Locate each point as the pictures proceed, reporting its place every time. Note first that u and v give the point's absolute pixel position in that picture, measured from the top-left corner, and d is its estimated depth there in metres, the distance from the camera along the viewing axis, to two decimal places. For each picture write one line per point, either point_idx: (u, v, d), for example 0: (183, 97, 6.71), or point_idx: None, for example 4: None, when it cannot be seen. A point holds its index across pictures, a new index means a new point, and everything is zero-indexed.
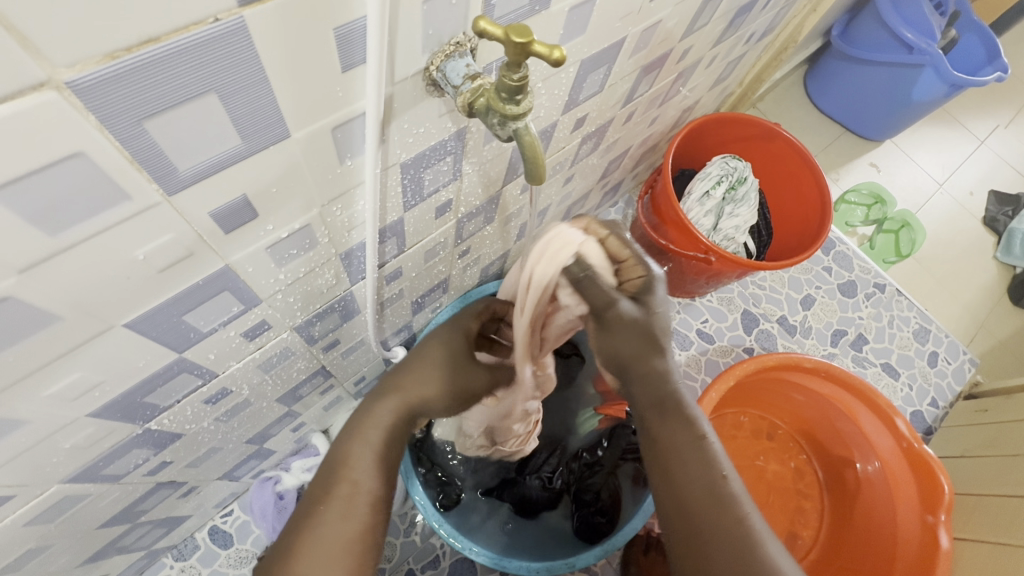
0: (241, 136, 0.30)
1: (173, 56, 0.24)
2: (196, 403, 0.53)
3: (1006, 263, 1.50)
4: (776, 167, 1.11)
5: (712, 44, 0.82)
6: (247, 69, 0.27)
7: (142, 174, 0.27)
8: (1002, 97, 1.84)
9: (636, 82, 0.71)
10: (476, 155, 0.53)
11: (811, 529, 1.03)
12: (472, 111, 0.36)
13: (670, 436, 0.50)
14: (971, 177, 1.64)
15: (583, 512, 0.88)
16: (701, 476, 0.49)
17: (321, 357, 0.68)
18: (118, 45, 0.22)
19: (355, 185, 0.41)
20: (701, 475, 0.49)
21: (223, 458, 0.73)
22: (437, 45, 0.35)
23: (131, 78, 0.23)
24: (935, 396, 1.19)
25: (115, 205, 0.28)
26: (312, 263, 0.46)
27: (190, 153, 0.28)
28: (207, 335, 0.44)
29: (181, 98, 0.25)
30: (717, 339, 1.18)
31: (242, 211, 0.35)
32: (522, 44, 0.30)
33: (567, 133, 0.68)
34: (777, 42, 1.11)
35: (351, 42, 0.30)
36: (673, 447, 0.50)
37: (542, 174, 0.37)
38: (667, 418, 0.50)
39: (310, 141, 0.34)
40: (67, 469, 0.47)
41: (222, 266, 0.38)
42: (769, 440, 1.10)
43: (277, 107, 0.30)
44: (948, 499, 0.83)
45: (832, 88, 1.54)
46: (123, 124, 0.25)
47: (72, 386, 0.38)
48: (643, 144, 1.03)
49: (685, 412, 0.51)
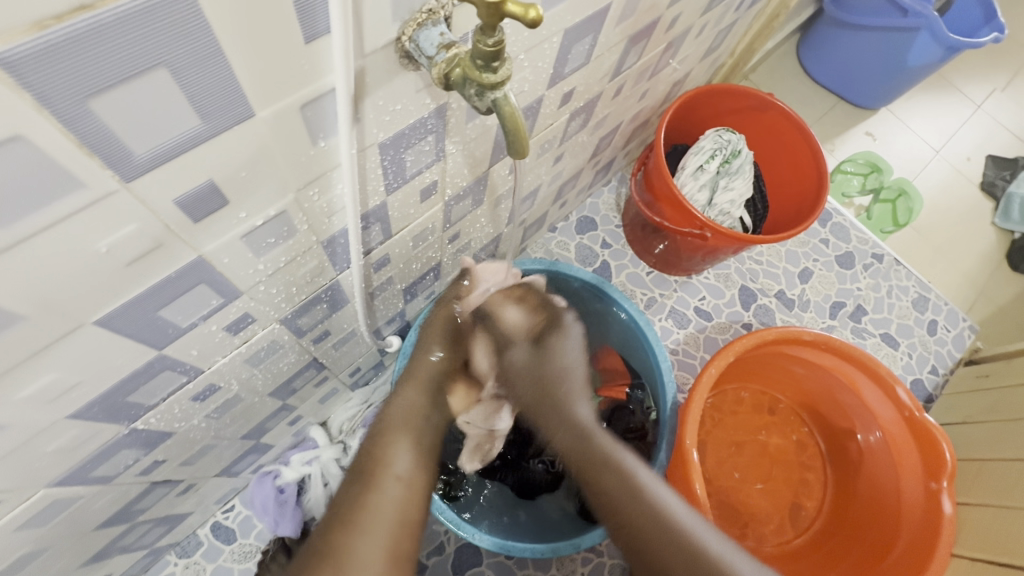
0: (200, 115, 0.28)
1: (113, 26, 0.22)
2: (184, 400, 0.51)
3: (1004, 228, 1.48)
4: (770, 138, 1.09)
5: (701, 12, 0.80)
6: (200, 40, 0.25)
7: (94, 159, 0.25)
8: (998, 59, 1.81)
9: (623, 54, 0.69)
10: (459, 134, 0.51)
11: (814, 500, 1.04)
12: (448, 83, 0.34)
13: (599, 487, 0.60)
14: (968, 143, 1.62)
15: (584, 493, 0.88)
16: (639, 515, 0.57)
17: (312, 349, 0.66)
18: (47, 13, 0.20)
19: (332, 168, 0.40)
20: (637, 508, 0.57)
21: (220, 454, 0.72)
22: (408, 12, 0.33)
23: (69, 50, 0.21)
24: (935, 364, 1.19)
25: (67, 194, 0.26)
26: (293, 252, 0.45)
27: (145, 136, 0.26)
28: (187, 330, 0.42)
29: (129, 73, 0.23)
30: (715, 316, 1.17)
31: (210, 198, 0.33)
32: (496, 5, 0.28)
33: (554, 109, 0.66)
34: (768, 9, 1.07)
35: (313, 9, 0.28)
36: (606, 481, 0.60)
37: (526, 147, 0.35)
38: (593, 465, 0.61)
39: (278, 120, 0.32)
40: (54, 472, 0.46)
41: (196, 258, 0.36)
42: (771, 414, 1.10)
43: (237, 83, 0.28)
44: (951, 466, 0.83)
45: (824, 57, 1.52)
46: (66, 104, 0.23)
47: (46, 388, 0.36)
48: (635, 119, 1.01)
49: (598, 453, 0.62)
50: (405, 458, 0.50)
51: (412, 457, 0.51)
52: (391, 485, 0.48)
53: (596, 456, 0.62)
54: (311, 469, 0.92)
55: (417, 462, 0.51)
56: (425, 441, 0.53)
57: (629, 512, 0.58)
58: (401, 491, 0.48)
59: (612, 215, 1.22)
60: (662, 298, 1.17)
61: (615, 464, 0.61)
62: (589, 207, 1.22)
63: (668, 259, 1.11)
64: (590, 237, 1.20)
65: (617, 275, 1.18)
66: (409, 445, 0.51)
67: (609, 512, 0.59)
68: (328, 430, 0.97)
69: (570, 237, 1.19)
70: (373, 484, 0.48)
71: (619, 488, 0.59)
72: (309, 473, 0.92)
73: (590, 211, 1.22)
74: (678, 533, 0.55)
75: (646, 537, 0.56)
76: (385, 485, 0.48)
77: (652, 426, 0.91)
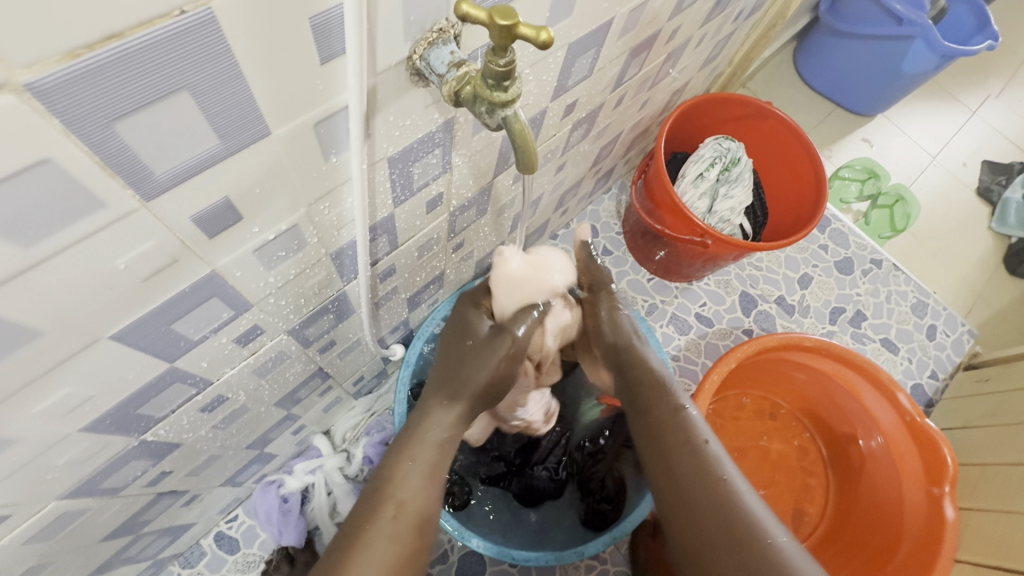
0: (219, 135, 0.28)
1: (139, 52, 0.22)
2: (192, 412, 0.52)
3: (1001, 233, 1.49)
4: (769, 146, 1.10)
5: (701, 23, 0.81)
6: (221, 64, 0.25)
7: (116, 179, 0.26)
8: (992, 65, 1.83)
9: (625, 65, 0.70)
10: (466, 146, 0.52)
11: (817, 505, 1.04)
12: (459, 100, 0.34)
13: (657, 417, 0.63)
14: (964, 148, 1.63)
15: (589, 500, 0.87)
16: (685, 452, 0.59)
17: (317, 359, 0.67)
18: (78, 42, 0.20)
19: (342, 182, 0.40)
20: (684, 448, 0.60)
21: (225, 464, 0.73)
22: (419, 32, 0.34)
23: (98, 75, 0.22)
24: (935, 368, 1.20)
25: (89, 214, 0.26)
26: (302, 264, 0.45)
27: (165, 156, 0.27)
28: (198, 342, 0.43)
29: (152, 97, 0.24)
30: (716, 322, 1.18)
31: (225, 214, 0.33)
32: (508, 27, 0.29)
33: (557, 120, 0.66)
34: (766, 19, 1.09)
35: (329, 31, 0.28)
36: (672, 449, 0.60)
37: (535, 162, 0.36)
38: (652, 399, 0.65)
39: (292, 138, 0.33)
40: (64, 485, 0.46)
41: (209, 272, 0.37)
42: (773, 420, 1.10)
43: (255, 104, 0.28)
44: (953, 471, 0.83)
45: (821, 65, 1.53)
46: (92, 127, 0.23)
47: (60, 403, 0.37)
48: (635, 128, 1.02)
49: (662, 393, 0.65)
50: (410, 487, 0.53)
51: (418, 486, 0.54)
52: (400, 525, 0.51)
53: (669, 424, 0.62)
54: (314, 479, 0.92)
55: (424, 494, 0.54)
56: (432, 470, 0.55)
57: (689, 483, 0.57)
58: (407, 527, 0.51)
59: (612, 222, 1.23)
60: (663, 304, 1.18)
61: (688, 433, 0.61)
62: (590, 215, 1.23)
63: (669, 266, 1.12)
64: (591, 244, 1.21)
65: (618, 282, 1.18)
66: (416, 475, 0.54)
67: (668, 478, 0.59)
68: (331, 438, 0.97)
69: (571, 245, 1.20)
70: (390, 522, 0.51)
71: (685, 456, 0.59)
72: (313, 483, 0.92)
73: (590, 219, 1.23)
74: (734, 511, 0.54)
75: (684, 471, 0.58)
76: (399, 527, 0.51)
77: None
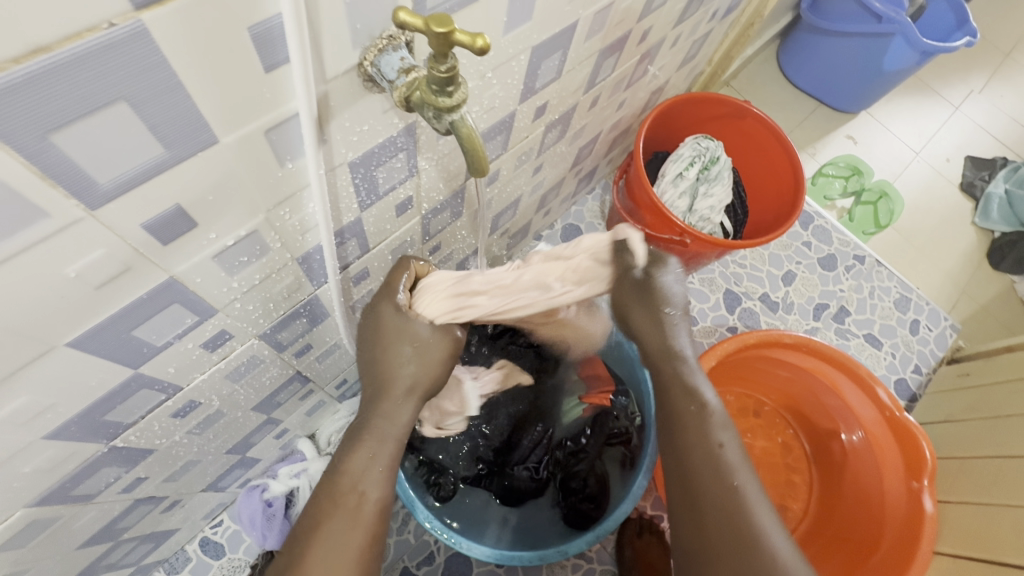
0: (163, 144, 0.29)
1: (69, 65, 0.23)
2: (163, 417, 0.52)
3: (985, 228, 1.51)
4: (748, 144, 1.11)
5: (674, 23, 0.81)
6: (157, 74, 0.26)
7: (58, 190, 0.26)
8: (974, 61, 1.85)
9: (597, 66, 0.70)
10: (432, 150, 0.52)
11: (801, 502, 1.05)
12: (409, 105, 0.35)
13: (673, 406, 0.59)
14: (948, 144, 1.64)
15: (571, 499, 0.88)
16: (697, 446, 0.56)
17: (294, 363, 0.67)
18: (4, 56, 0.21)
19: (302, 188, 0.41)
20: (699, 441, 0.56)
21: (204, 469, 0.73)
22: (368, 39, 0.34)
23: (29, 89, 0.22)
24: (918, 363, 1.21)
25: (33, 223, 0.27)
26: (267, 269, 0.46)
27: (108, 166, 0.27)
28: (163, 349, 0.43)
29: (87, 108, 0.24)
30: (701, 320, 1.19)
31: (178, 221, 0.34)
32: (444, 34, 0.29)
33: (529, 122, 0.67)
34: (743, 19, 1.10)
35: (271, 41, 0.29)
36: (688, 445, 0.57)
37: (485, 166, 0.36)
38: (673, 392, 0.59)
39: (243, 145, 0.33)
40: (32, 493, 0.46)
41: (167, 279, 0.37)
42: (756, 417, 1.11)
43: (198, 112, 0.29)
44: (931, 465, 0.84)
45: (804, 63, 1.54)
46: (26, 140, 0.24)
47: (20, 410, 0.37)
48: (615, 128, 1.03)
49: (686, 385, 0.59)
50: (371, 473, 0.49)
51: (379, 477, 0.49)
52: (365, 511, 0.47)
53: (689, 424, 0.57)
54: (298, 482, 0.93)
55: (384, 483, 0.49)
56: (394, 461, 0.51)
57: (700, 489, 0.54)
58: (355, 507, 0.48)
59: (596, 222, 1.24)
60: None
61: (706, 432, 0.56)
62: (574, 215, 1.24)
63: None
64: None
65: None
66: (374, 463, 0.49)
67: (680, 472, 0.56)
68: (315, 442, 0.97)
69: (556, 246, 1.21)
70: (347, 510, 0.47)
71: (702, 456, 0.56)
72: (297, 486, 0.93)
73: (575, 219, 1.24)
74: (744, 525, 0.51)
75: (694, 470, 0.55)
76: (360, 516, 0.47)
77: (637, 430, 0.90)
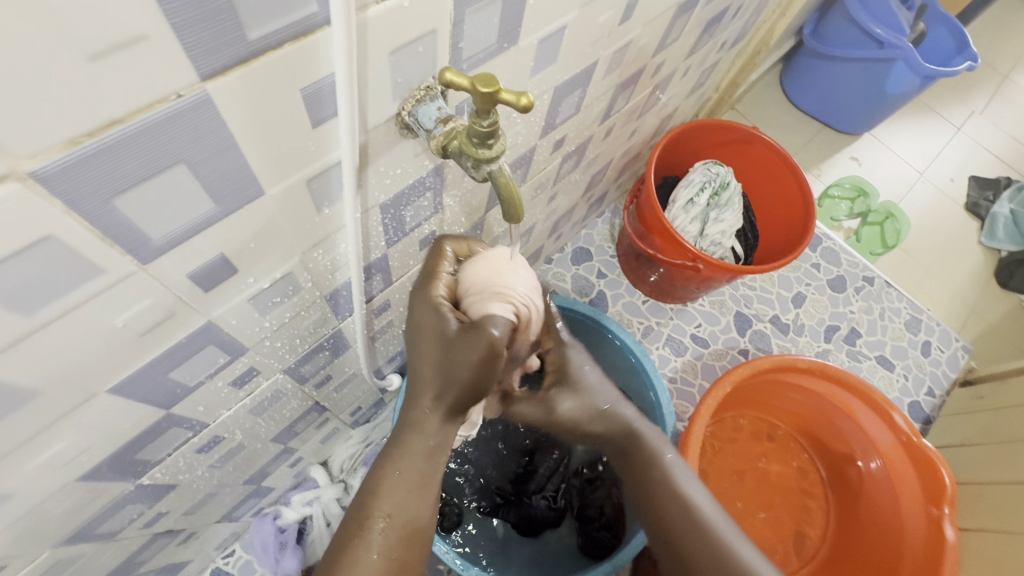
0: (214, 199, 0.29)
1: (135, 136, 0.23)
2: (188, 453, 0.52)
3: (991, 247, 1.51)
4: (757, 169, 1.12)
5: (686, 55, 0.83)
6: (215, 137, 0.26)
7: (115, 249, 0.27)
8: (974, 83, 1.88)
9: (613, 98, 0.72)
10: (456, 187, 0.53)
11: (817, 528, 1.03)
12: (447, 153, 0.36)
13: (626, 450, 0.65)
14: (951, 164, 1.66)
15: (588, 528, 0.87)
16: (658, 485, 0.62)
17: (314, 394, 0.67)
18: (80, 131, 0.22)
19: (336, 230, 0.42)
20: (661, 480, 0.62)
21: (221, 501, 0.72)
22: (407, 91, 0.35)
23: (99, 158, 0.23)
24: (931, 385, 1.20)
25: (89, 280, 0.27)
26: (297, 307, 0.46)
27: (163, 223, 0.28)
28: (195, 389, 0.44)
29: (149, 172, 0.25)
30: (712, 343, 1.19)
31: (221, 269, 0.34)
32: (489, 93, 0.30)
33: (547, 154, 0.68)
34: (749, 47, 1.12)
35: (321, 99, 0.30)
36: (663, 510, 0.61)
37: (521, 213, 0.37)
38: (620, 437, 0.65)
39: (286, 195, 0.34)
40: (58, 534, 0.46)
41: (205, 323, 0.38)
42: (770, 440, 1.10)
43: (250, 169, 0.30)
44: (951, 491, 0.84)
45: (807, 86, 1.57)
46: (92, 205, 0.24)
47: (56, 456, 0.37)
48: (626, 154, 1.04)
49: (632, 430, 0.65)
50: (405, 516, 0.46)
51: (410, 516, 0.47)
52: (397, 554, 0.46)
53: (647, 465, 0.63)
54: (311, 511, 0.92)
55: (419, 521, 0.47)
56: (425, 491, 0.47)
57: (675, 524, 0.60)
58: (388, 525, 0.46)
59: (606, 245, 1.25)
60: (659, 326, 1.18)
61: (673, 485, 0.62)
62: (584, 238, 1.25)
63: (663, 288, 1.12)
64: (586, 268, 1.22)
65: (613, 304, 1.20)
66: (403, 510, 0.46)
67: (663, 536, 0.61)
68: (328, 469, 0.96)
69: (566, 269, 1.21)
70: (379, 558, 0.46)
71: (666, 500, 0.61)
72: (309, 515, 0.92)
73: (585, 242, 1.25)
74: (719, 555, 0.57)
75: (665, 505, 0.61)
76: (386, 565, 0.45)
77: None
